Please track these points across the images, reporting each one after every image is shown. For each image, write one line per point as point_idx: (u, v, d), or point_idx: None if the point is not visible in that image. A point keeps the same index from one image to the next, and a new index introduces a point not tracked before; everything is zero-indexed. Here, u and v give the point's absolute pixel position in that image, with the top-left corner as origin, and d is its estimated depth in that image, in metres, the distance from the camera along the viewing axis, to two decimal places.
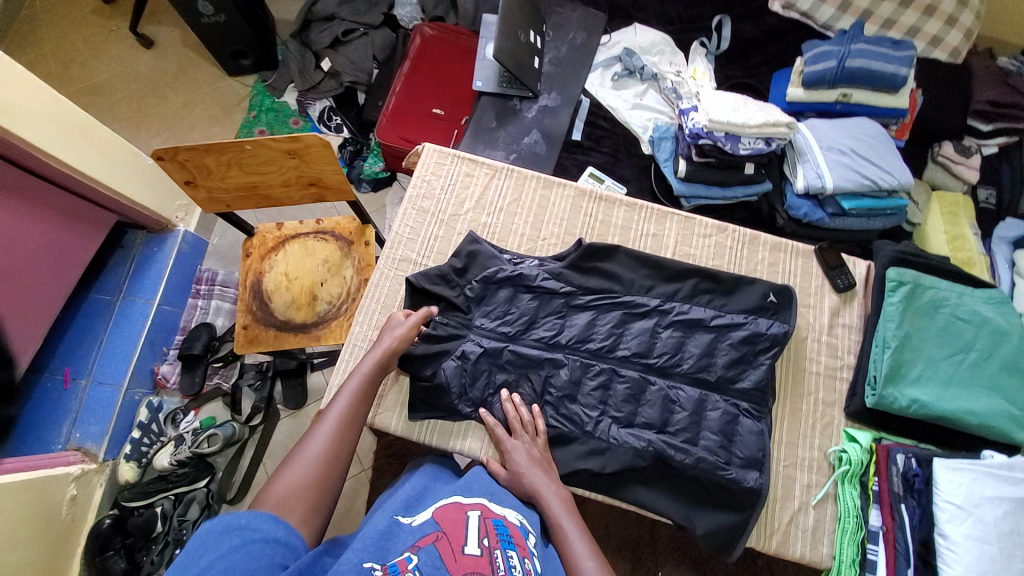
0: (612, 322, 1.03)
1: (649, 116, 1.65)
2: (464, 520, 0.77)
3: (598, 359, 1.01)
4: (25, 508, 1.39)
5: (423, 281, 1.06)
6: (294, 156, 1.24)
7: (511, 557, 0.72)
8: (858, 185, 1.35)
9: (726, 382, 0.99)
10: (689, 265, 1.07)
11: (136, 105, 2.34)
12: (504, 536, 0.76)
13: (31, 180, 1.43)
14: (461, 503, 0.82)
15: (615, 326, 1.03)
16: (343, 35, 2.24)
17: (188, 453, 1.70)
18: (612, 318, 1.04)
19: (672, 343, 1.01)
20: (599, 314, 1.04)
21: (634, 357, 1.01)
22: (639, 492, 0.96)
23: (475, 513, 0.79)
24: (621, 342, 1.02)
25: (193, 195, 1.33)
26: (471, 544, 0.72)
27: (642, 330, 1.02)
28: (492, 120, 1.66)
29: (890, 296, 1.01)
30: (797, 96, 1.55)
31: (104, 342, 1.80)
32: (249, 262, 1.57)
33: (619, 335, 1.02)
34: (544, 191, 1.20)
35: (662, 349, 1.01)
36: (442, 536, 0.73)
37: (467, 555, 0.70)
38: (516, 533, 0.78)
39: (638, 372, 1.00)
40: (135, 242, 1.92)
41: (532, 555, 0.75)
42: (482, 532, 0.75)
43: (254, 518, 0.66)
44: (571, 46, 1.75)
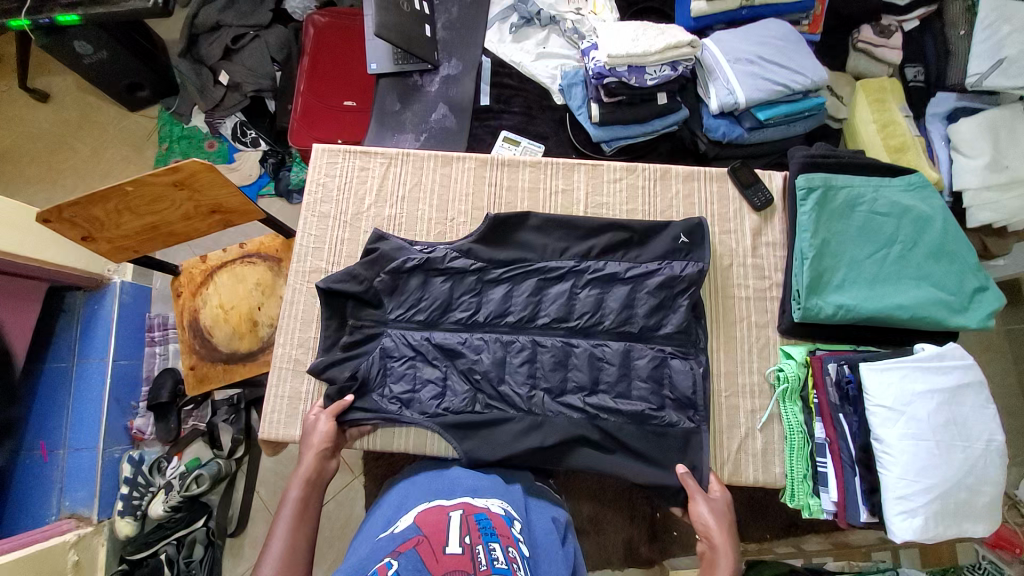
0: (528, 292, 1.01)
1: (555, 63, 1.56)
2: (446, 521, 0.76)
3: (520, 330, 1.00)
4: None
5: (331, 283, 1.01)
6: (182, 187, 1.18)
7: (494, 549, 0.70)
8: (771, 92, 1.29)
9: (648, 330, 0.98)
10: (603, 221, 1.04)
11: (46, 163, 2.23)
12: (487, 529, 0.74)
13: None
14: (444, 506, 0.81)
15: (532, 294, 1.01)
16: (233, 43, 2.10)
17: (179, 497, 1.71)
18: (528, 288, 1.01)
19: (590, 302, 0.99)
20: (514, 285, 1.02)
21: (556, 322, 0.99)
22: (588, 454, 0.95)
23: (457, 513, 0.78)
24: (540, 310, 1.00)
25: (95, 249, 1.28)
26: (453, 544, 0.70)
27: (558, 294, 1.00)
28: (395, 103, 1.57)
29: (802, 205, 0.98)
30: (701, 9, 1.46)
31: (70, 411, 1.77)
32: (182, 302, 1.52)
33: (538, 303, 1.01)
34: (444, 169, 1.14)
35: (582, 310, 0.99)
36: (423, 539, 0.71)
37: (448, 555, 0.68)
38: (499, 522, 0.78)
39: (561, 336, 0.99)
40: (77, 303, 1.84)
41: (516, 542, 0.75)
42: (464, 528, 0.74)
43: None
44: (462, 5, 1.65)
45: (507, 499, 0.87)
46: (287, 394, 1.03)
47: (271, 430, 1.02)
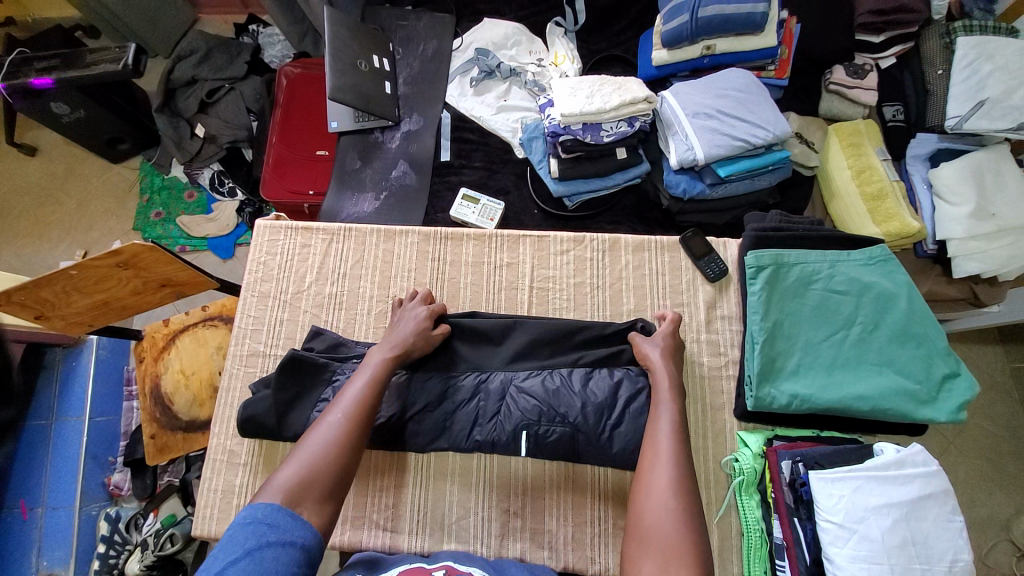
0: (467, 391, 0.97)
1: (516, 116, 1.54)
2: None
3: (457, 429, 0.96)
4: None
5: (250, 411, 0.97)
6: (128, 267, 1.17)
7: None
8: (730, 148, 1.24)
9: (597, 444, 0.91)
10: (546, 324, 0.99)
11: (33, 217, 2.26)
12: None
13: None
14: (427, 566, 0.78)
15: (470, 393, 0.97)
16: (208, 96, 2.12)
17: (153, 557, 1.64)
18: (467, 383, 0.98)
19: (529, 398, 0.94)
20: (453, 380, 0.99)
21: (493, 421, 0.95)
22: (532, 518, 0.95)
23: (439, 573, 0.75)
24: (478, 407, 0.96)
25: (49, 327, 1.25)
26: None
27: (496, 388, 0.96)
28: (355, 160, 1.56)
29: (752, 284, 0.92)
30: (661, 58, 1.44)
31: (47, 470, 1.74)
32: (144, 367, 1.49)
33: (476, 401, 0.97)
34: (387, 244, 1.12)
35: (520, 407, 0.93)
36: None
37: None
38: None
39: (497, 436, 0.93)
40: (56, 360, 1.85)
41: None
42: None
43: (271, 510, 0.63)
44: (424, 59, 1.65)
45: (490, 567, 0.81)
46: (221, 486, 1.00)
47: (205, 526, 0.98)
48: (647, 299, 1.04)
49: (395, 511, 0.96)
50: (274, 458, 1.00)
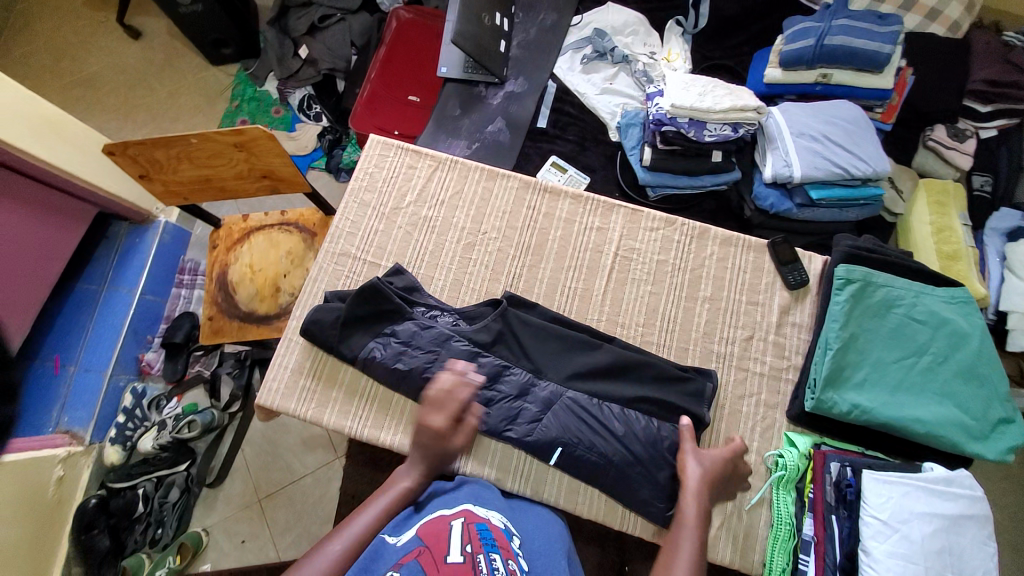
0: (516, 385, 0.99)
1: (618, 101, 1.58)
2: (447, 530, 0.76)
3: (495, 417, 0.98)
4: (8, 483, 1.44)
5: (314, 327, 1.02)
6: (242, 149, 1.24)
7: (494, 560, 0.70)
8: (828, 173, 1.28)
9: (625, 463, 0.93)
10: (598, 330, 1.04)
11: (125, 96, 2.35)
12: (489, 539, 0.75)
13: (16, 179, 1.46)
14: (444, 514, 0.81)
15: (518, 390, 0.99)
16: (320, 21, 2.22)
17: (168, 438, 1.72)
18: (519, 379, 1.00)
19: (577, 415, 0.96)
20: (508, 368, 1.00)
21: (531, 424, 0.97)
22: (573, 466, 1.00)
23: (458, 522, 0.78)
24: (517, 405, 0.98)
25: (149, 189, 1.33)
26: (454, 553, 0.71)
27: (546, 394, 0.98)
28: (456, 108, 1.62)
29: (837, 295, 0.98)
30: (774, 77, 1.47)
31: (89, 332, 1.81)
32: (215, 254, 1.58)
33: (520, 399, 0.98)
34: (488, 183, 1.17)
35: (565, 422, 0.95)
36: (425, 550, 0.72)
37: (449, 564, 0.69)
38: (499, 534, 0.78)
39: (533, 440, 0.95)
40: (120, 233, 1.93)
41: (516, 555, 0.74)
42: (466, 537, 0.74)
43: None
44: (541, 28, 1.70)
45: (505, 514, 0.86)
46: (292, 366, 1.07)
47: (268, 398, 1.05)
48: (724, 290, 1.08)
49: None
50: (326, 360, 1.07)
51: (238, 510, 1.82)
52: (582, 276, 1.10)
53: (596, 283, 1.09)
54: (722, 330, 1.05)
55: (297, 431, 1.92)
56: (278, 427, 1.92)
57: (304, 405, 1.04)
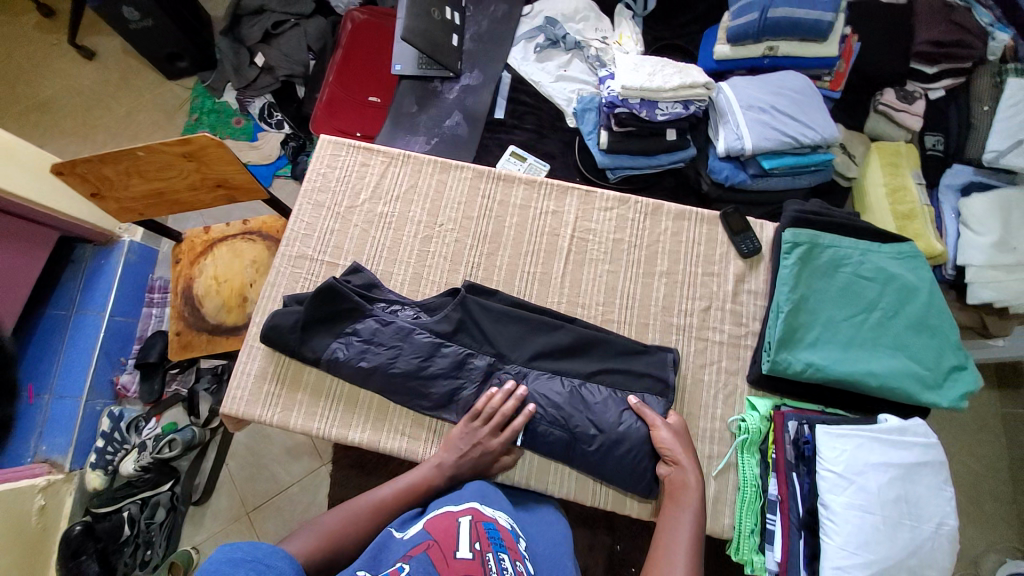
0: (479, 372, 1.00)
1: (573, 87, 1.59)
2: (455, 527, 0.76)
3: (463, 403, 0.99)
4: None
5: (275, 331, 1.01)
6: (192, 159, 1.22)
7: (502, 560, 0.71)
8: (778, 143, 1.30)
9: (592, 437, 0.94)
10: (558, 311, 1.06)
11: (81, 118, 2.31)
12: (497, 539, 0.75)
13: None
14: (453, 510, 0.80)
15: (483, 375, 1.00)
16: (273, 28, 2.20)
17: (149, 459, 1.68)
18: (482, 365, 1.01)
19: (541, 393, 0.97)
20: (471, 356, 1.01)
21: None
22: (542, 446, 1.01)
23: (466, 519, 0.78)
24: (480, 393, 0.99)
25: (103, 208, 1.31)
26: (462, 548, 0.71)
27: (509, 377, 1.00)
28: (413, 105, 1.62)
29: (785, 259, 1.00)
30: (723, 53, 1.50)
31: (61, 359, 1.79)
32: (180, 268, 1.56)
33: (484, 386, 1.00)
34: (441, 175, 1.17)
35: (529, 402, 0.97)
36: (433, 544, 0.72)
37: (459, 560, 0.69)
38: (507, 535, 0.78)
39: None
40: (85, 255, 1.90)
41: (523, 557, 0.75)
42: (474, 535, 0.74)
43: (270, 552, 0.69)
44: (492, 20, 1.70)
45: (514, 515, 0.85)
46: (256, 372, 1.06)
47: (234, 406, 1.04)
48: (680, 263, 1.09)
49: (414, 419, 1.02)
50: (290, 364, 1.06)
51: (227, 524, 1.82)
52: (540, 261, 1.10)
53: (555, 266, 1.09)
54: (680, 303, 1.06)
55: (281, 440, 1.91)
56: (261, 438, 1.91)
57: (270, 410, 1.04)
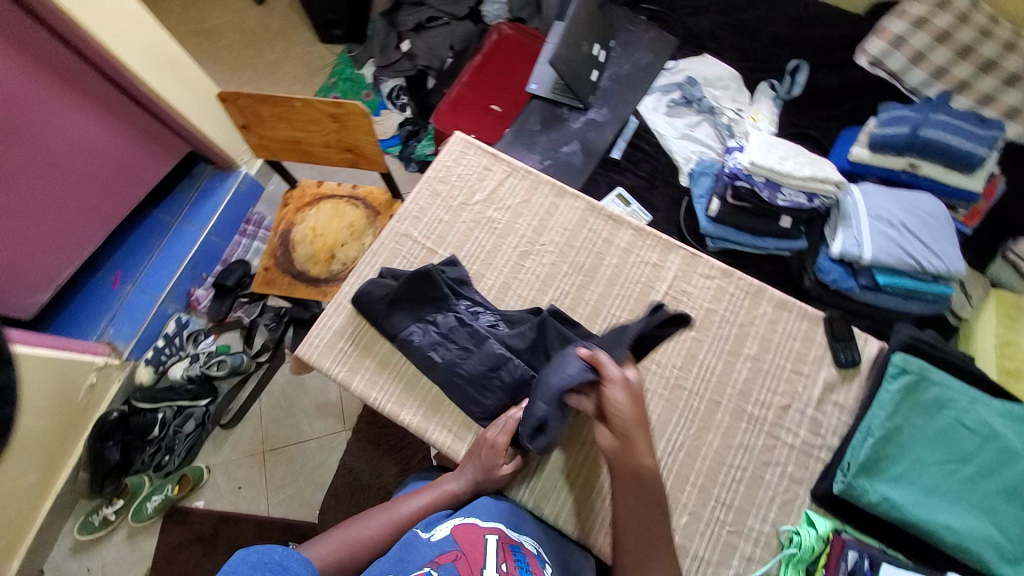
0: None
1: (695, 148, 1.59)
2: (483, 543, 0.80)
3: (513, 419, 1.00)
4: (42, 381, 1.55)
5: (366, 297, 1.07)
6: (336, 121, 1.32)
7: None
8: (900, 262, 1.25)
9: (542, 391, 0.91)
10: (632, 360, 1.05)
11: (237, 54, 2.55)
12: (522, 563, 0.79)
13: (127, 104, 1.61)
14: (479, 525, 0.84)
15: None
16: (427, 21, 2.35)
17: (198, 371, 1.83)
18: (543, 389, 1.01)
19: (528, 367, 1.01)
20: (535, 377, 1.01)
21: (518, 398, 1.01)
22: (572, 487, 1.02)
23: (493, 538, 0.82)
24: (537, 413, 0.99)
25: (246, 140, 1.44)
26: (489, 569, 0.75)
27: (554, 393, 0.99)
28: (536, 124, 1.68)
29: (888, 382, 0.96)
30: (861, 156, 1.45)
31: (155, 256, 1.93)
32: (285, 212, 1.67)
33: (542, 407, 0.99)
34: (555, 199, 1.20)
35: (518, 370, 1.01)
36: (460, 555, 0.76)
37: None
38: (531, 559, 0.82)
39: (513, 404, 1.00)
40: (203, 173, 2.07)
41: None
42: (501, 556, 0.78)
43: (286, 555, 0.71)
44: (635, 66, 1.75)
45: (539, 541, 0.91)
46: (335, 327, 1.11)
47: (308, 351, 1.10)
48: (769, 353, 1.05)
49: (464, 419, 1.04)
50: (367, 329, 1.10)
51: (243, 456, 1.89)
52: (628, 308, 1.10)
53: (641, 317, 1.08)
54: (758, 392, 1.03)
55: (314, 392, 1.96)
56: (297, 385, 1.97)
57: (338, 366, 1.08)
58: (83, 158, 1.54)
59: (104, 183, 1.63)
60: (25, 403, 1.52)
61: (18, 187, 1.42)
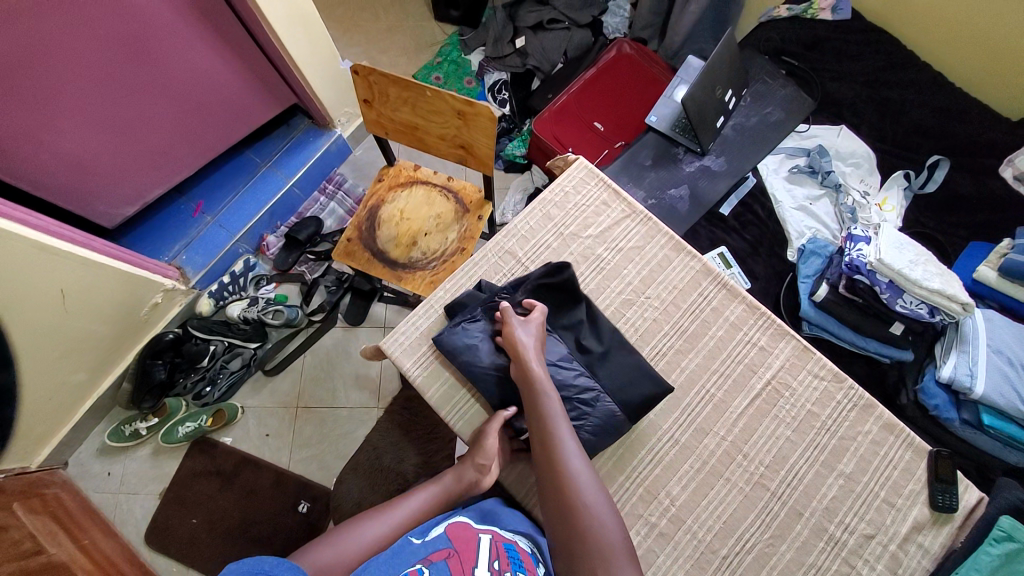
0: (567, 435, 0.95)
1: (811, 224, 1.50)
2: (476, 542, 0.85)
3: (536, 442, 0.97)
4: (113, 292, 1.59)
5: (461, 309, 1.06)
6: (461, 118, 1.29)
7: None
8: (1010, 407, 1.14)
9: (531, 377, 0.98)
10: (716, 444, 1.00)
11: (353, 14, 2.56)
12: (515, 560, 0.84)
13: (254, 52, 1.60)
14: (473, 526, 0.90)
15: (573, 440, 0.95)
16: (548, 22, 2.27)
17: (254, 316, 1.84)
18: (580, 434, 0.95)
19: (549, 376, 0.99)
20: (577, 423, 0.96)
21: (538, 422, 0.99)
22: None
23: (486, 537, 0.87)
24: (577, 409, 0.96)
25: (364, 114, 1.42)
26: (481, 567, 0.80)
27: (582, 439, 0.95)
28: (647, 159, 1.61)
29: (990, 545, 0.90)
30: (987, 277, 1.35)
31: (238, 196, 1.95)
32: (377, 187, 1.66)
33: (577, 401, 0.97)
34: (670, 253, 1.14)
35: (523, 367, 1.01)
36: (452, 554, 0.82)
37: None
38: (524, 557, 0.86)
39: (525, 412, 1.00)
40: (300, 126, 2.08)
41: None
42: (495, 554, 0.83)
43: (275, 562, 0.67)
44: (762, 121, 1.66)
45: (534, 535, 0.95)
46: (423, 329, 1.10)
47: (391, 346, 1.09)
48: (865, 475, 0.99)
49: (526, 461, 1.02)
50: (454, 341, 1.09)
51: (276, 406, 1.90)
52: (724, 388, 1.04)
53: (736, 401, 1.03)
54: (845, 514, 0.96)
55: (355, 364, 1.95)
56: (342, 353, 1.97)
57: (418, 368, 1.07)
58: (196, 90, 1.53)
59: (210, 116, 1.62)
60: (90, 313, 1.55)
61: (134, 107, 1.42)
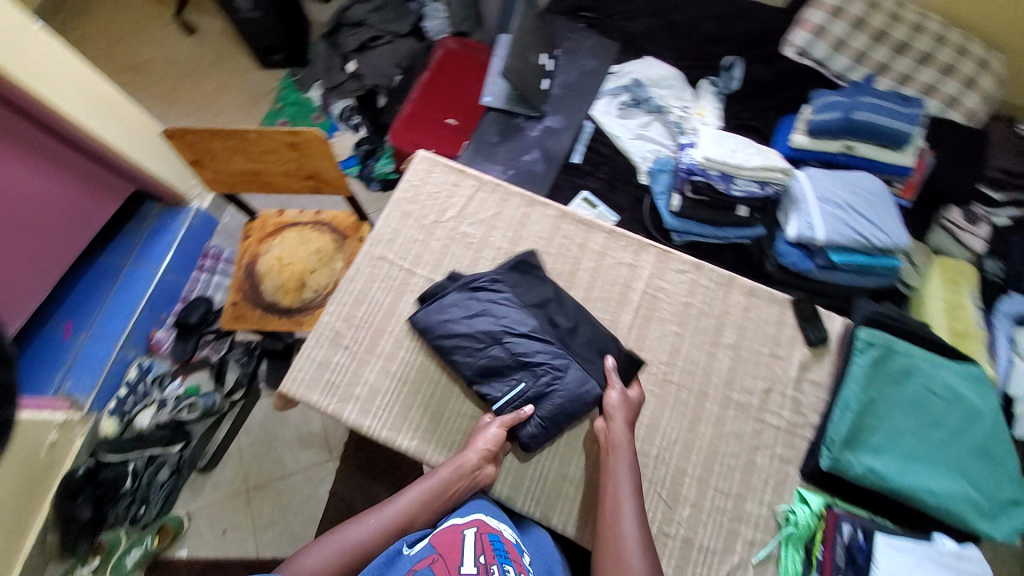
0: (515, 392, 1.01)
1: (651, 147, 1.65)
2: (461, 539, 0.79)
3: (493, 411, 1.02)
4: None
5: None
6: (295, 149, 1.29)
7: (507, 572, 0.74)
8: (851, 241, 1.33)
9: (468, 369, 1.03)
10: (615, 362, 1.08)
11: (171, 87, 2.45)
12: (501, 552, 0.79)
13: (65, 150, 1.49)
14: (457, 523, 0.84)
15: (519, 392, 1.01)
16: (369, 41, 2.32)
17: (167, 417, 1.71)
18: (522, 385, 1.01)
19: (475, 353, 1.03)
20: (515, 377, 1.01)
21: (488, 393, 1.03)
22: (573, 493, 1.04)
23: (471, 531, 0.82)
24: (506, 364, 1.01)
25: (200, 175, 1.39)
26: (467, 564, 0.74)
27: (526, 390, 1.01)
28: (494, 136, 1.70)
29: (858, 358, 1.03)
30: (802, 142, 1.54)
31: (106, 304, 1.80)
32: (247, 244, 1.61)
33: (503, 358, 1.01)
34: (526, 210, 1.22)
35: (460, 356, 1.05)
36: (438, 558, 0.75)
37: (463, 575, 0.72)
38: (510, 548, 0.82)
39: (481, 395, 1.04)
40: (152, 212, 1.96)
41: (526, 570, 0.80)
42: (479, 548, 0.78)
43: None
44: (582, 72, 1.79)
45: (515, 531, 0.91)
46: (319, 358, 1.10)
47: (292, 387, 1.07)
48: (745, 340, 1.11)
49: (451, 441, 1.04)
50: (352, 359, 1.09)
51: (224, 498, 1.79)
52: (610, 310, 1.13)
53: (622, 317, 1.12)
54: (742, 380, 1.08)
55: (294, 426, 1.88)
56: (277, 420, 1.89)
57: (326, 398, 1.07)
58: (14, 208, 1.40)
59: (45, 232, 1.49)
60: None
61: None
